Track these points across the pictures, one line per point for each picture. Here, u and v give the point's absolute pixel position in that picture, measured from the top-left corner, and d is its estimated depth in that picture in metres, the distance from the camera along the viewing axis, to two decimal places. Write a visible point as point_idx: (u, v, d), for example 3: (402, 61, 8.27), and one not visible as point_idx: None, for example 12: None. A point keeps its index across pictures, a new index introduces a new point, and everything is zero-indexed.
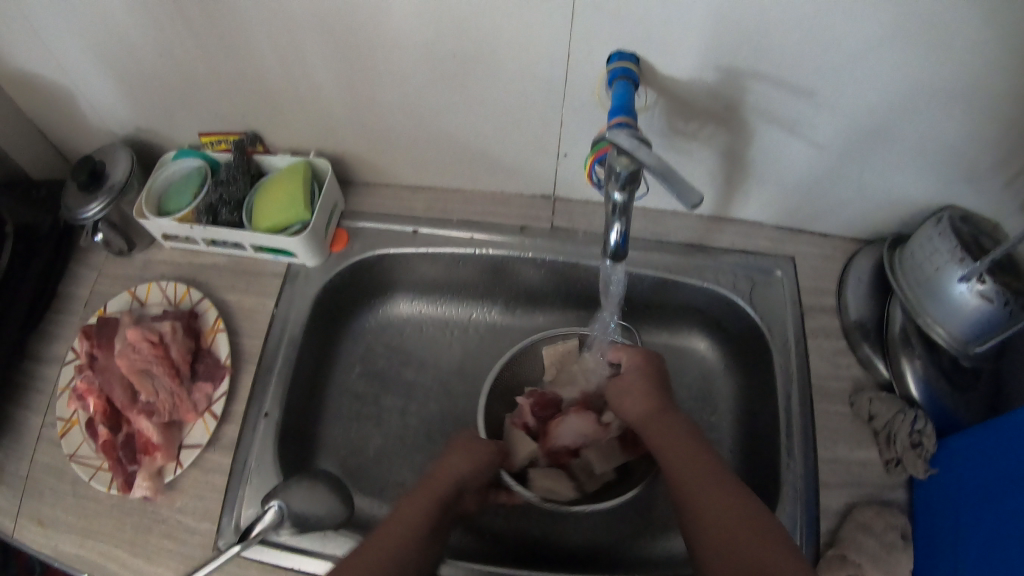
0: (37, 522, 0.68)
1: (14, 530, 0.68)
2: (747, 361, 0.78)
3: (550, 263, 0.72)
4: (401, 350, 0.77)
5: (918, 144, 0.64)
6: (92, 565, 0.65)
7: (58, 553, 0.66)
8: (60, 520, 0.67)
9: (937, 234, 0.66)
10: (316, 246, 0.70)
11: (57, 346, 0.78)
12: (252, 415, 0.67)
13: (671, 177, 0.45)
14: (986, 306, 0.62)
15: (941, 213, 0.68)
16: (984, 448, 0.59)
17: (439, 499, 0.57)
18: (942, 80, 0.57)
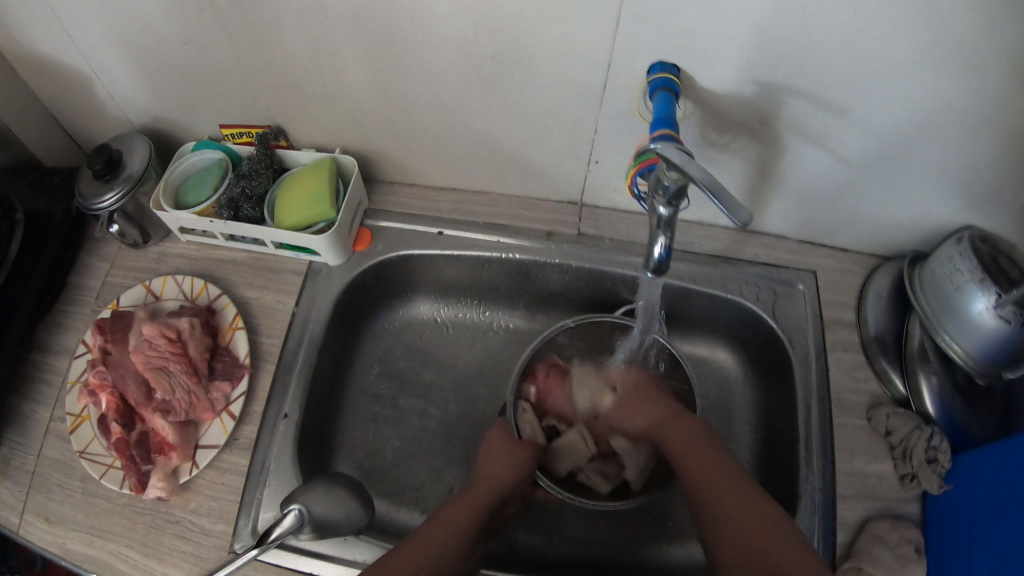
0: (43, 518, 0.67)
1: (19, 525, 0.67)
2: (767, 371, 0.78)
3: (577, 269, 0.70)
4: (421, 352, 0.76)
5: (942, 165, 0.65)
6: (101, 564, 0.64)
7: (67, 552, 0.65)
8: (69, 517, 0.67)
9: (957, 254, 0.67)
10: (340, 245, 0.68)
11: (68, 338, 0.76)
12: (271, 415, 0.65)
13: (721, 193, 0.45)
14: (1002, 327, 0.63)
15: (960, 233, 0.69)
16: (996, 469, 0.60)
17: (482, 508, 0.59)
18: (974, 105, 0.58)
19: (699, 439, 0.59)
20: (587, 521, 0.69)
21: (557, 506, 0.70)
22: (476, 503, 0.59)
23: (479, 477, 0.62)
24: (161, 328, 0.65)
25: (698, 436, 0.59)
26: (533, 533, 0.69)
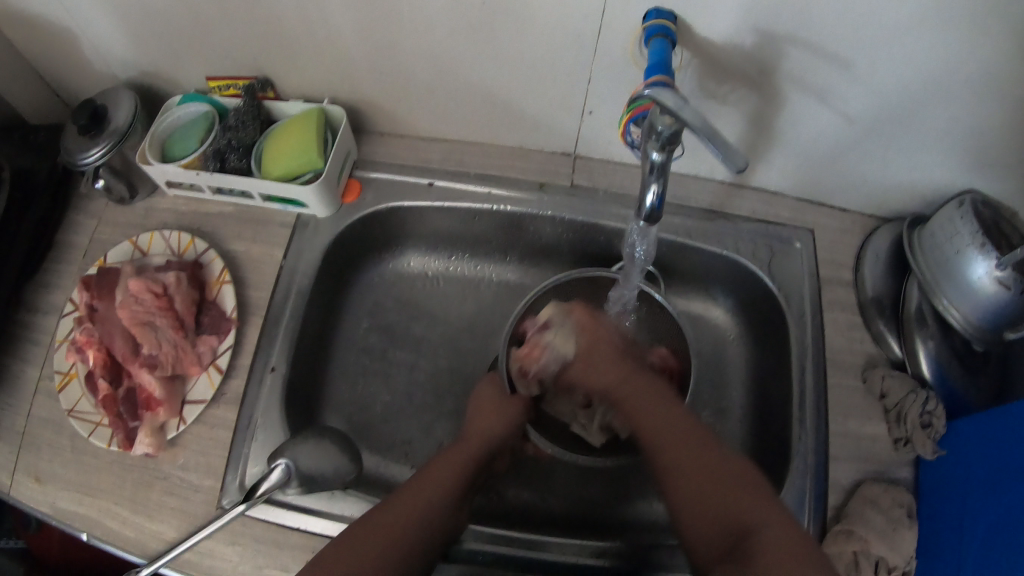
0: (33, 478, 0.68)
1: (10, 486, 0.68)
2: (762, 332, 0.77)
3: (568, 220, 0.67)
4: (411, 305, 0.74)
5: (945, 126, 0.63)
6: (91, 522, 0.65)
7: (57, 510, 0.67)
8: (58, 476, 0.68)
9: (959, 216, 0.66)
10: (329, 195, 0.66)
11: (55, 296, 0.76)
12: (259, 368, 0.64)
13: (720, 138, 0.45)
14: (1003, 293, 0.62)
15: (963, 197, 0.68)
16: (987, 433, 0.60)
17: (476, 460, 0.61)
18: (978, 67, 0.57)
19: (663, 400, 0.57)
20: (579, 479, 0.68)
21: (547, 463, 0.69)
22: (464, 461, 0.60)
23: (469, 432, 0.62)
24: (148, 282, 0.64)
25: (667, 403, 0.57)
26: (523, 490, 0.68)
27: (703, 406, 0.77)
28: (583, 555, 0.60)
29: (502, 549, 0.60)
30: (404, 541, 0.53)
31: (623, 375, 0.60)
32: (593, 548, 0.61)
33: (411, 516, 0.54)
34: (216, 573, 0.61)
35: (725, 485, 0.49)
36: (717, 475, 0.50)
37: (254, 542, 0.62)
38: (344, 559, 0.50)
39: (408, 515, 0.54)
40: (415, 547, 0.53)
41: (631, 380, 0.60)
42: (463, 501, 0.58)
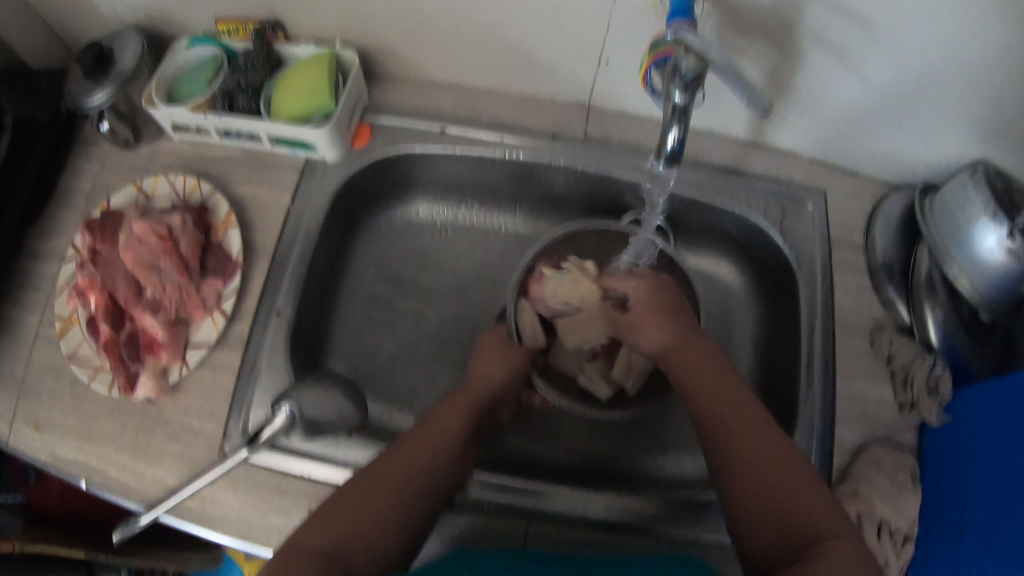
0: (34, 427, 0.67)
1: (9, 435, 0.67)
2: (773, 293, 0.76)
3: (581, 170, 0.66)
4: (419, 253, 0.73)
5: (964, 92, 0.62)
6: (91, 469, 0.65)
7: (56, 458, 0.66)
8: (58, 423, 0.67)
9: (971, 183, 0.65)
10: (340, 137, 0.64)
11: (57, 243, 0.75)
12: (264, 311, 0.63)
13: (746, 79, 0.45)
14: (1012, 265, 0.63)
15: (976, 165, 0.67)
16: (992, 400, 0.61)
17: (474, 406, 0.60)
18: (1005, 30, 0.55)
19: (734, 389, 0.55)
20: (584, 433, 0.69)
21: (552, 415, 0.69)
22: (465, 409, 0.59)
23: (475, 381, 0.62)
24: (152, 225, 0.63)
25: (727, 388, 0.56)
26: (529, 442, 0.68)
27: None
28: (587, 508, 0.61)
29: (503, 498, 0.61)
30: (407, 486, 0.52)
31: (699, 356, 0.58)
32: (597, 501, 0.61)
33: (420, 463, 0.54)
34: (217, 520, 0.61)
35: (791, 483, 0.49)
36: (784, 471, 0.49)
37: (255, 489, 0.61)
38: (352, 503, 0.50)
39: (417, 462, 0.54)
40: (418, 493, 0.53)
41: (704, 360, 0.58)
42: (467, 446, 0.58)
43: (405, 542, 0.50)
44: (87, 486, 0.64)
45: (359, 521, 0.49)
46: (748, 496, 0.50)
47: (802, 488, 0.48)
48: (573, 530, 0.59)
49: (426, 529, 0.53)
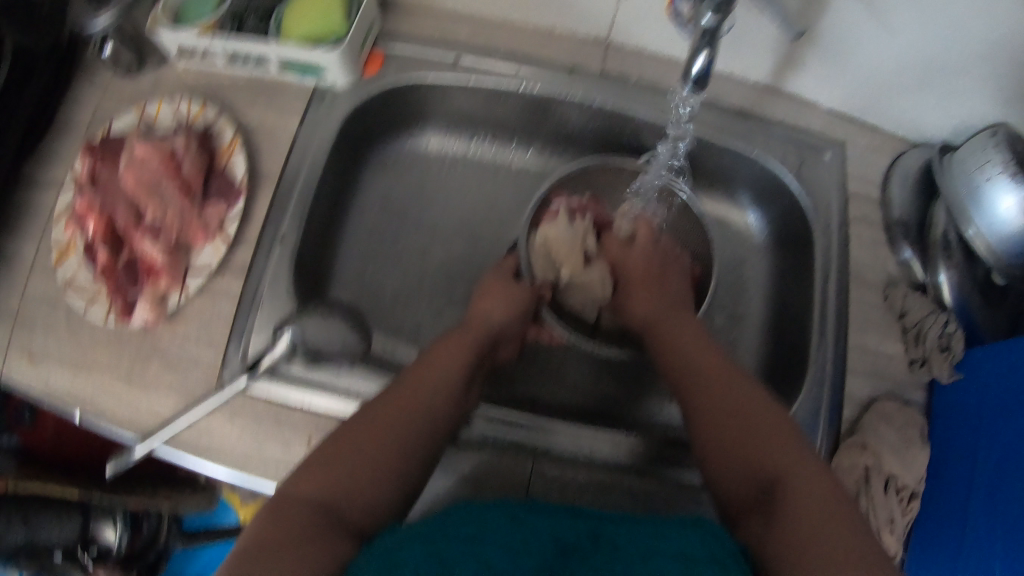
0: (27, 356, 0.65)
1: (2, 365, 0.65)
2: (786, 241, 0.76)
3: (597, 106, 0.66)
4: (429, 185, 0.72)
5: (996, 47, 0.59)
6: (84, 400, 0.62)
7: (49, 388, 0.63)
8: (51, 354, 0.64)
9: (991, 144, 0.64)
10: (351, 63, 0.63)
11: (57, 170, 0.72)
12: (268, 238, 0.61)
13: (783, 7, 0.59)
14: None
15: (996, 127, 0.65)
16: (1006, 359, 0.60)
17: (476, 346, 0.60)
18: None
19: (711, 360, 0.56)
20: (591, 376, 0.68)
21: (560, 354, 0.69)
22: (465, 349, 0.59)
23: (476, 317, 0.61)
24: (155, 146, 0.61)
25: (701, 346, 0.58)
26: (534, 386, 0.68)
27: (719, 309, 0.77)
28: (595, 451, 0.60)
29: (511, 434, 0.60)
30: (403, 427, 0.51)
31: (689, 334, 0.59)
32: (604, 442, 0.60)
33: (418, 398, 0.54)
34: (214, 450, 0.59)
35: (760, 436, 0.49)
36: (754, 427, 0.50)
37: (253, 419, 0.59)
38: (339, 451, 0.49)
39: (413, 400, 0.53)
40: (416, 432, 0.52)
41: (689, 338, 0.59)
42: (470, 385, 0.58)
43: (402, 482, 0.50)
44: (81, 417, 0.62)
45: (345, 468, 0.48)
46: (719, 457, 0.50)
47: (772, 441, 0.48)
48: (580, 470, 0.59)
49: (425, 470, 0.52)
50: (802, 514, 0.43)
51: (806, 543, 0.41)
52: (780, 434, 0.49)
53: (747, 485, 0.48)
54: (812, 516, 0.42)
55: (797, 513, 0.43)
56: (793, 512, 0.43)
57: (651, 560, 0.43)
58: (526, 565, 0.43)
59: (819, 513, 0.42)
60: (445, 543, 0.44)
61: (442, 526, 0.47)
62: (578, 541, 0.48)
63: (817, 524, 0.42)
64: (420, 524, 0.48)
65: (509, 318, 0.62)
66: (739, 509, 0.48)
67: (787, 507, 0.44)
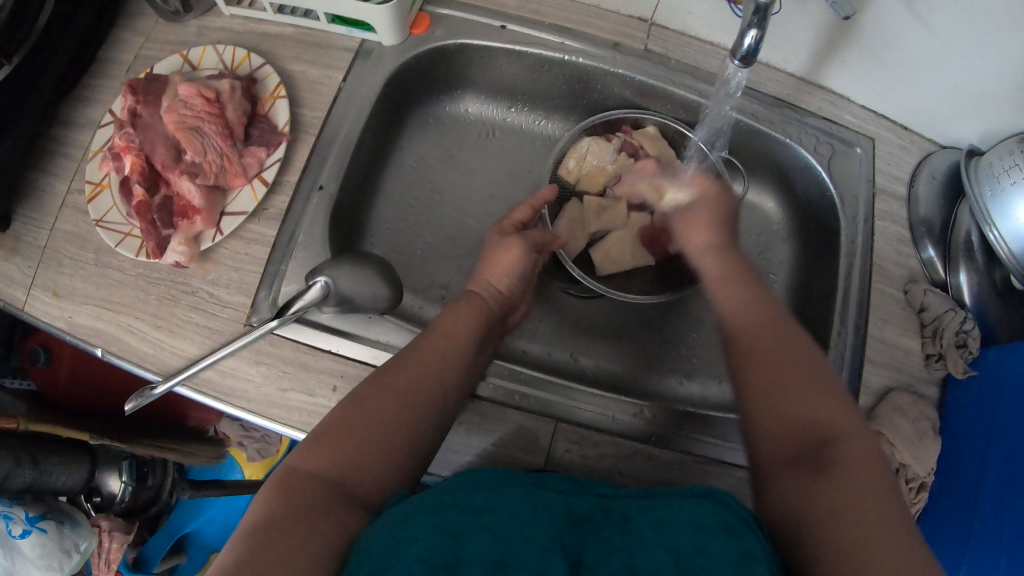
0: (52, 293, 0.63)
1: (27, 302, 0.63)
2: (810, 230, 0.79)
3: (637, 83, 0.69)
4: (469, 147, 0.76)
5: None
6: (109, 338, 0.61)
7: (73, 326, 0.62)
8: (78, 291, 0.63)
9: (1018, 150, 0.65)
10: (400, 22, 0.64)
11: (94, 111, 0.70)
12: (306, 186, 0.63)
13: None
14: None
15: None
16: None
17: (483, 317, 0.59)
18: None
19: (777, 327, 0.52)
20: (614, 345, 0.71)
21: (584, 322, 0.72)
22: (471, 316, 0.58)
23: (479, 285, 0.62)
24: (199, 87, 0.62)
25: (759, 300, 0.55)
26: (555, 351, 0.71)
27: None
28: (617, 418, 0.61)
29: (537, 393, 0.61)
30: (413, 398, 0.51)
31: (746, 295, 0.55)
32: (627, 410, 0.61)
33: (428, 364, 0.53)
34: (237, 394, 0.58)
35: (812, 399, 0.47)
36: (812, 393, 0.47)
37: (278, 364, 0.59)
38: (349, 424, 0.49)
39: (423, 366, 0.53)
40: (427, 403, 0.51)
41: (754, 304, 0.54)
42: (479, 351, 0.58)
43: (414, 452, 0.50)
44: (103, 354, 0.61)
45: (356, 439, 0.48)
46: (761, 415, 0.47)
47: (829, 413, 0.46)
48: (602, 434, 0.59)
49: (436, 433, 0.52)
50: (850, 474, 0.41)
51: (851, 511, 0.39)
52: (838, 406, 0.46)
53: (788, 442, 0.45)
54: (860, 483, 0.40)
55: (846, 483, 0.41)
56: (841, 473, 0.41)
57: (665, 527, 0.42)
58: (542, 537, 0.42)
59: (869, 484, 0.40)
60: (453, 515, 0.43)
61: (451, 494, 0.45)
62: (592, 512, 0.47)
63: (866, 488, 0.40)
64: (430, 491, 0.46)
65: (523, 279, 0.63)
66: (774, 467, 0.45)
67: (836, 469, 0.42)
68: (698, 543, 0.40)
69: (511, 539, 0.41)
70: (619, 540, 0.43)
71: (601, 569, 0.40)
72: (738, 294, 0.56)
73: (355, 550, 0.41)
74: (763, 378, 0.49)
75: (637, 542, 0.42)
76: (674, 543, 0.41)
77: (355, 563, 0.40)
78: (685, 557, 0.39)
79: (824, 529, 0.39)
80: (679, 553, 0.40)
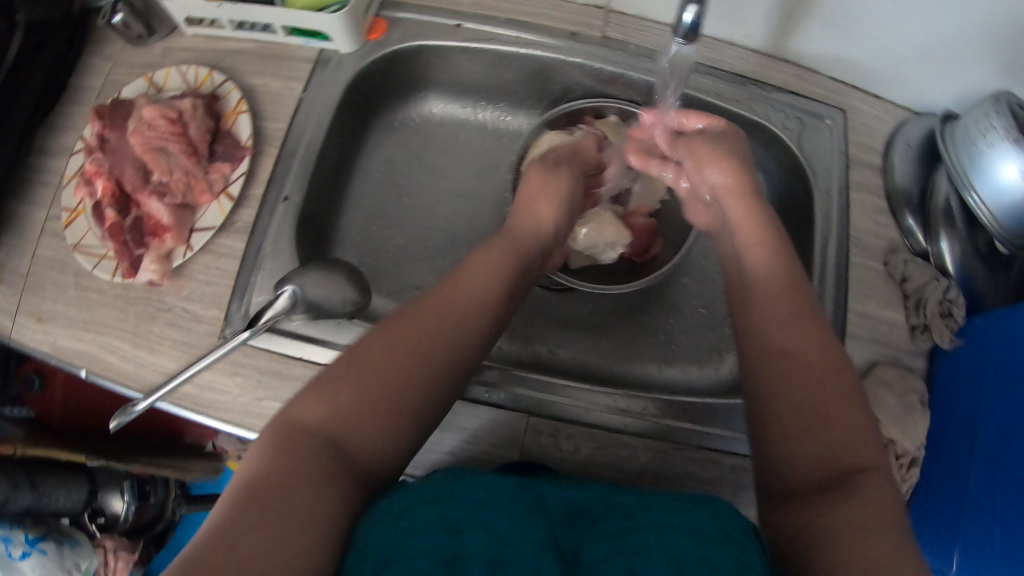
0: (37, 318, 0.65)
1: (13, 328, 0.65)
2: (786, 207, 0.77)
3: (597, 71, 0.68)
4: (435, 148, 0.76)
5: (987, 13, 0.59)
6: (92, 359, 0.63)
7: (58, 349, 0.63)
8: (61, 314, 0.65)
9: (994, 111, 0.63)
10: (354, 29, 0.65)
11: (67, 139, 0.72)
12: (271, 197, 0.64)
13: None
14: None
15: (1000, 94, 0.64)
16: (1012, 324, 0.59)
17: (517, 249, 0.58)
18: None
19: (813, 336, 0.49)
20: (590, 336, 0.71)
21: (556, 314, 0.72)
22: (505, 266, 0.56)
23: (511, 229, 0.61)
24: (162, 109, 0.63)
25: (785, 305, 0.52)
26: (532, 346, 0.70)
27: None
28: (591, 409, 0.60)
29: (510, 390, 0.60)
30: (426, 356, 0.48)
31: (774, 296, 0.52)
32: (600, 400, 0.60)
33: (461, 301, 0.52)
34: (216, 406, 0.59)
35: (838, 422, 0.45)
36: (836, 415, 0.45)
37: (254, 374, 0.60)
38: (374, 365, 0.47)
39: (457, 302, 0.52)
40: (455, 341, 0.50)
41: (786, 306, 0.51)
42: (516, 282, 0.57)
43: (442, 388, 0.49)
44: (88, 374, 0.62)
45: (365, 394, 0.46)
46: (787, 426, 0.46)
47: (851, 434, 0.45)
48: (576, 425, 0.59)
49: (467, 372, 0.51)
50: (872, 501, 0.41)
51: (871, 536, 0.39)
52: (859, 427, 0.45)
53: (809, 465, 0.44)
54: (882, 512, 0.40)
55: (865, 507, 0.40)
56: (862, 500, 0.41)
57: (668, 532, 0.43)
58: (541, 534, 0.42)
59: (888, 511, 0.40)
60: (455, 508, 0.43)
61: (452, 484, 0.46)
62: (592, 503, 0.48)
63: (889, 516, 0.40)
64: (426, 482, 0.47)
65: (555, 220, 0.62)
66: (792, 487, 0.44)
67: (858, 494, 0.41)
68: (699, 551, 0.41)
69: (512, 535, 0.41)
70: (620, 541, 0.43)
71: (600, 569, 0.41)
72: (774, 270, 0.54)
73: (355, 537, 0.41)
74: (787, 395, 0.47)
75: (638, 545, 0.42)
76: (676, 551, 0.41)
77: (357, 556, 0.40)
78: (685, 563, 0.40)
79: (838, 545, 0.39)
80: (681, 563, 0.40)
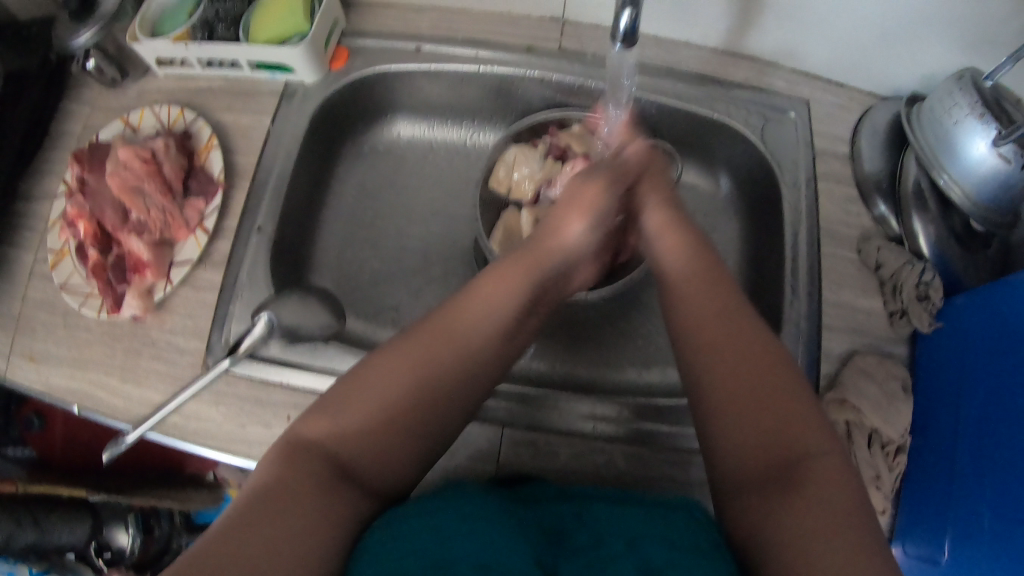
0: (29, 358, 0.66)
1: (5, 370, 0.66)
2: (759, 202, 0.77)
3: (556, 82, 0.70)
4: (406, 168, 0.78)
5: None
6: (81, 395, 0.64)
7: (50, 387, 0.64)
8: (51, 354, 0.66)
9: (959, 89, 0.62)
10: (316, 60, 0.67)
11: (50, 183, 0.74)
12: (246, 227, 0.66)
13: None
14: (1003, 167, 0.60)
15: (964, 72, 0.64)
16: (993, 302, 0.58)
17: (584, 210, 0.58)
18: None
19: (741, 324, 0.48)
20: (568, 343, 0.71)
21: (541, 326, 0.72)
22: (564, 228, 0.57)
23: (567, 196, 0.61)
24: (136, 149, 0.65)
25: (710, 294, 0.51)
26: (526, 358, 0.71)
27: None
28: (563, 415, 0.60)
29: (504, 405, 0.61)
30: (465, 339, 0.48)
31: (701, 288, 0.51)
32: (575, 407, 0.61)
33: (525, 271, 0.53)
34: (201, 435, 0.60)
35: (778, 407, 0.45)
36: (776, 398, 0.45)
37: (236, 402, 0.61)
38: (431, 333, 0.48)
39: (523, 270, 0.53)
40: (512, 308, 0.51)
41: (710, 298, 0.51)
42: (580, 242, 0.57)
43: (499, 344, 0.50)
44: (79, 411, 0.63)
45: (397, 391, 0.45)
46: (727, 423, 0.46)
47: (793, 416, 0.45)
48: (554, 434, 0.59)
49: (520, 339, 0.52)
50: (822, 489, 0.41)
51: (824, 531, 0.39)
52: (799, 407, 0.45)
53: (758, 460, 0.44)
54: (832, 502, 0.40)
55: (814, 497, 0.41)
56: (812, 489, 0.41)
57: (641, 543, 0.44)
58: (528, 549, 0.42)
59: (837, 497, 0.41)
60: (459, 520, 0.43)
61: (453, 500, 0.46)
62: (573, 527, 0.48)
63: (838, 500, 0.40)
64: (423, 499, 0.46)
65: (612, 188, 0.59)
66: (740, 484, 0.45)
67: (807, 484, 0.41)
68: (669, 559, 0.42)
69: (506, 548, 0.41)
70: (596, 554, 0.44)
71: None
72: (687, 262, 0.54)
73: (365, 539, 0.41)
74: (726, 391, 0.46)
75: (612, 555, 0.43)
76: (647, 559, 0.42)
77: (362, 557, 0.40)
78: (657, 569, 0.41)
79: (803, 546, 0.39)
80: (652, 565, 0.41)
